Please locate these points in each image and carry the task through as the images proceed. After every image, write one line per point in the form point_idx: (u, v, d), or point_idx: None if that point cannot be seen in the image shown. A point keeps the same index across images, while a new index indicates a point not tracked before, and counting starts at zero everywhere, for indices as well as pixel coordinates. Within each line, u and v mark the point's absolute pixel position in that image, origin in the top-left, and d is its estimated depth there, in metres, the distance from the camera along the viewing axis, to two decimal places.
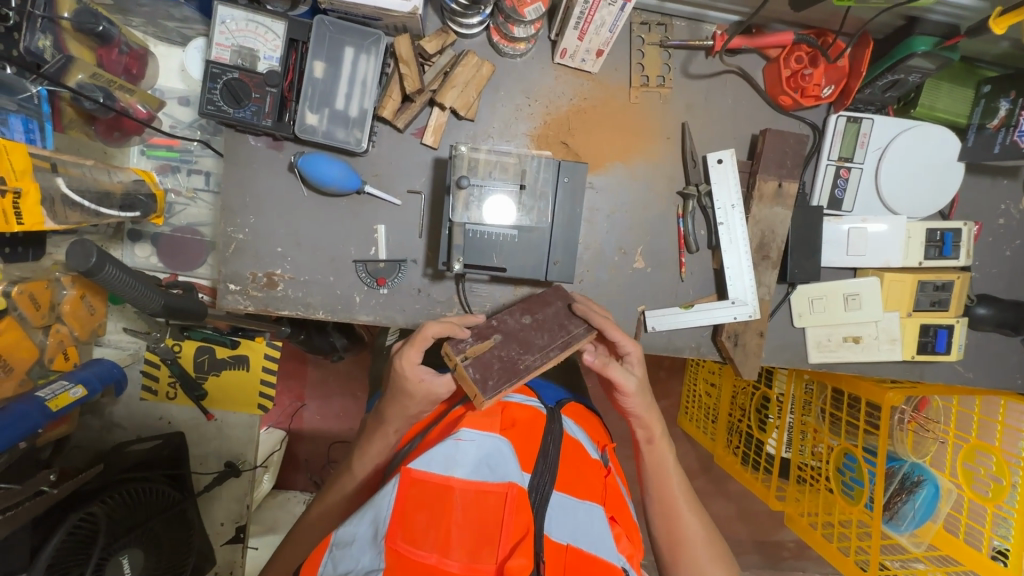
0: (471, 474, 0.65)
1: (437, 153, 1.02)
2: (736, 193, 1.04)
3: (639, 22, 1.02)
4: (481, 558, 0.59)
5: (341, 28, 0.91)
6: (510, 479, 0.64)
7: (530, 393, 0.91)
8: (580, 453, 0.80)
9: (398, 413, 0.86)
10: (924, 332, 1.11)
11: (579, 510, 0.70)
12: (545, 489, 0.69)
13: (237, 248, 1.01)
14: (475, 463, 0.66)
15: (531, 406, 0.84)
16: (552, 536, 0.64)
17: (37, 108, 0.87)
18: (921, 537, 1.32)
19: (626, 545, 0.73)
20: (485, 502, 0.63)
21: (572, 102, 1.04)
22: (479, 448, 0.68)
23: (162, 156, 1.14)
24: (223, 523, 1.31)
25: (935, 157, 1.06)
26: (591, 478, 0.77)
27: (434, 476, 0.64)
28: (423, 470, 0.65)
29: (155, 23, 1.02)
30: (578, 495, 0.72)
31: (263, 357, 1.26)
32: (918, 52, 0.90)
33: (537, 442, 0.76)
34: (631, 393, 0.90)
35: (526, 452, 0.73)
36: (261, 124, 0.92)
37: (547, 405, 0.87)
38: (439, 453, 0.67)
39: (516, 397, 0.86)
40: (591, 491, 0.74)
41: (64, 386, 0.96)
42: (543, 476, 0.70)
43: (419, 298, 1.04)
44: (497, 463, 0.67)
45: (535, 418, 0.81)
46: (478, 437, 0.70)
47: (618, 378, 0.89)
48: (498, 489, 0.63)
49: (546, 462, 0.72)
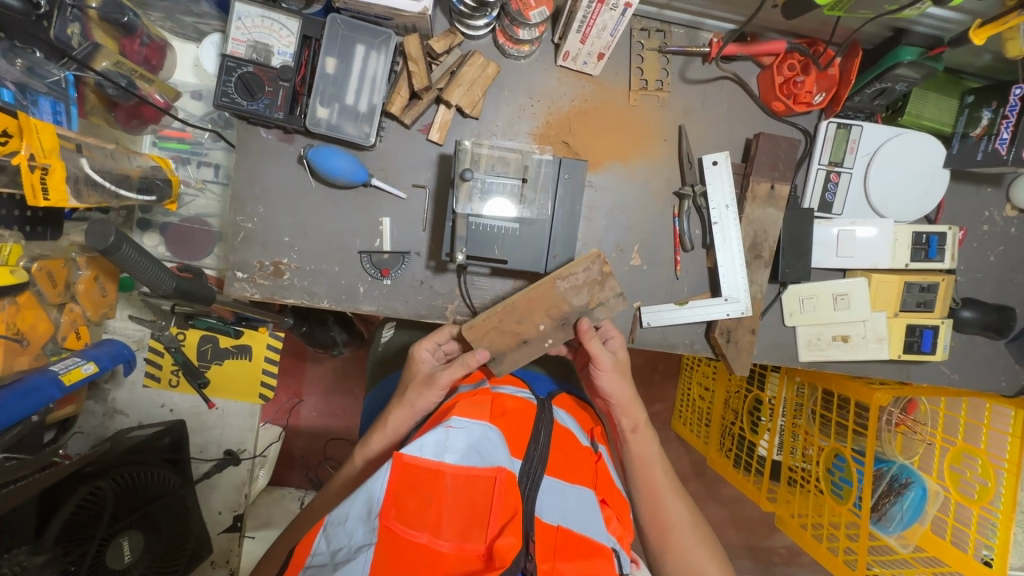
0: (461, 459, 0.66)
1: (443, 149, 1.05)
2: (730, 193, 1.07)
3: (638, 29, 1.07)
4: (472, 538, 0.62)
5: (353, 26, 0.95)
6: (498, 464, 0.66)
7: (523, 386, 0.95)
8: (571, 440, 0.82)
9: (401, 410, 0.92)
10: (910, 332, 1.15)
11: (569, 494, 0.72)
12: (536, 474, 0.70)
13: (246, 237, 1.03)
14: (464, 448, 0.68)
15: (522, 397, 0.86)
16: (544, 518, 0.67)
17: (64, 91, 0.92)
18: (908, 539, 1.34)
19: (616, 526, 0.75)
20: (475, 486, 0.64)
21: (574, 104, 1.08)
22: (469, 435, 0.69)
23: (173, 148, 1.17)
24: (221, 511, 1.32)
25: (921, 164, 1.10)
26: (580, 463, 0.79)
27: (425, 462, 0.65)
28: (414, 455, 0.66)
29: (173, 18, 1.06)
30: (569, 479, 0.74)
31: (265, 347, 1.28)
32: (904, 61, 0.94)
33: (527, 430, 0.77)
34: (608, 369, 0.97)
35: (516, 439, 0.75)
36: (273, 116, 0.96)
37: (538, 397, 0.90)
38: (430, 438, 0.68)
39: (508, 387, 0.90)
40: (582, 476, 0.77)
41: (75, 362, 1.00)
42: (533, 463, 0.72)
43: (422, 290, 1.07)
44: (487, 449, 0.68)
45: (525, 408, 0.82)
46: (467, 424, 0.71)
47: (595, 352, 0.96)
48: (487, 473, 0.65)
49: (536, 449, 0.74)
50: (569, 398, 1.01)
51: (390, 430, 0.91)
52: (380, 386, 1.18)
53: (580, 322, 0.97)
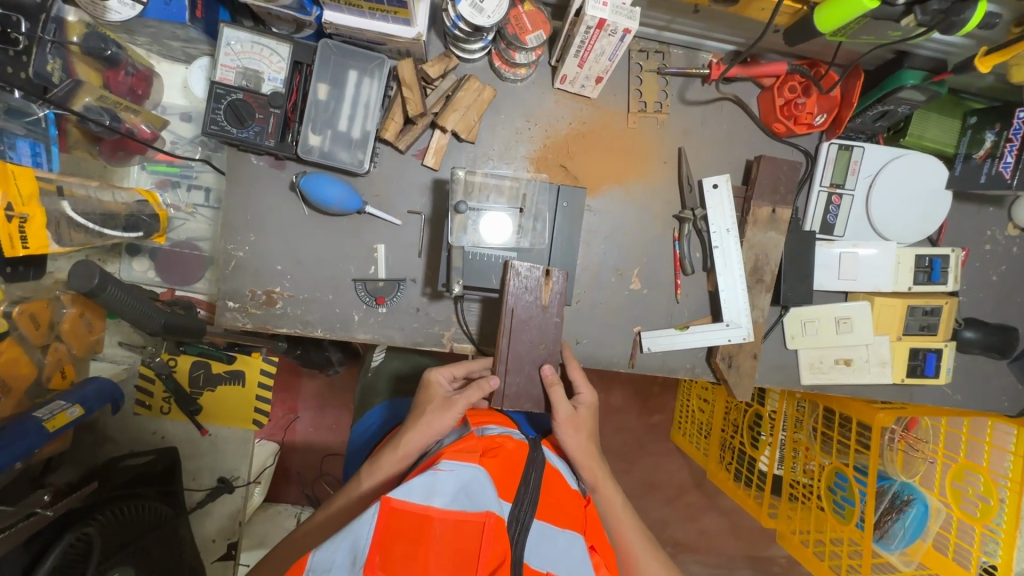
0: (450, 503, 0.61)
1: (438, 174, 1.03)
2: (731, 217, 1.05)
3: (637, 50, 1.05)
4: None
5: (346, 52, 0.93)
6: (488, 508, 0.61)
7: (510, 425, 0.86)
8: (559, 482, 0.78)
9: (413, 429, 0.82)
10: (914, 356, 1.13)
11: (558, 539, 0.67)
12: (525, 520, 0.65)
13: (237, 265, 1.01)
14: (453, 492, 0.62)
15: (515, 437, 0.81)
16: (532, 563, 0.61)
17: (44, 131, 0.91)
18: (911, 556, 1.32)
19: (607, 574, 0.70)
20: (463, 532, 0.59)
21: (571, 126, 1.06)
22: (458, 477, 0.64)
23: (162, 172, 1.15)
24: (214, 539, 1.30)
25: (923, 184, 1.08)
26: (569, 505, 0.75)
27: (414, 507, 0.59)
28: (403, 498, 0.59)
29: (160, 43, 1.02)
30: (558, 524, 0.70)
31: (259, 372, 1.27)
32: (907, 84, 0.92)
33: (517, 472, 0.72)
34: (562, 424, 0.87)
35: (504, 480, 0.70)
36: (264, 144, 0.93)
37: (528, 436, 0.85)
38: (418, 481, 0.62)
39: (494, 428, 0.81)
40: (571, 520, 0.72)
41: (61, 406, 0.98)
42: (523, 506, 0.67)
43: (417, 317, 1.05)
44: (476, 491, 0.63)
45: (519, 450, 0.77)
46: (457, 467, 0.66)
47: (556, 400, 0.88)
48: (475, 517, 0.60)
49: (527, 491, 0.69)
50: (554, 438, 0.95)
51: (401, 445, 0.81)
52: (380, 407, 1.11)
53: (544, 368, 0.91)
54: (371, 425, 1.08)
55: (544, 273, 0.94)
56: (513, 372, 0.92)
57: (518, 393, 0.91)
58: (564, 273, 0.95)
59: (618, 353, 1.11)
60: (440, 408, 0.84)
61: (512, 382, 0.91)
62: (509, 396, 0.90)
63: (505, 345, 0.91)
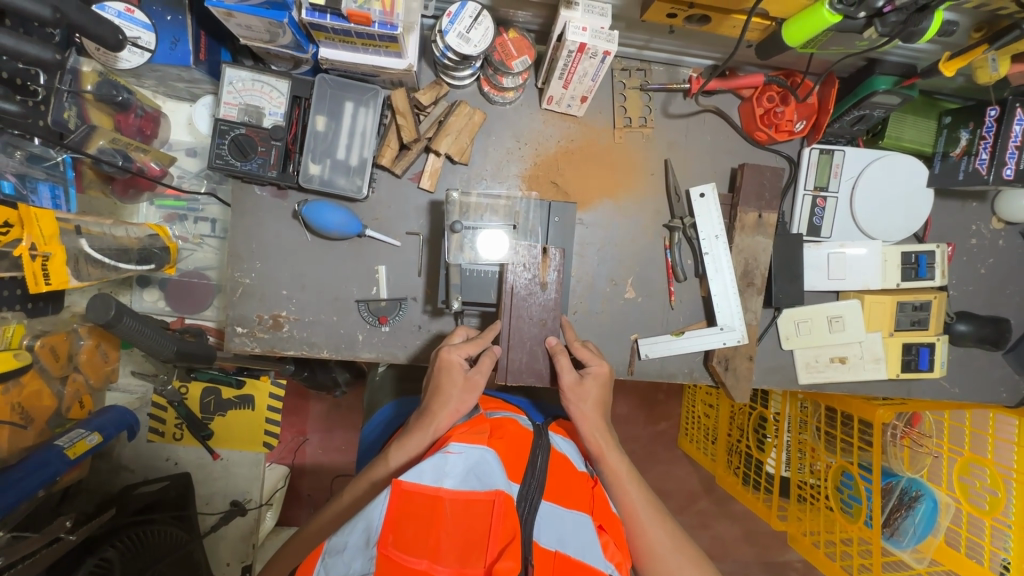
0: (460, 484, 0.62)
1: (434, 196, 1.08)
2: (719, 224, 1.09)
3: (620, 69, 1.09)
4: (470, 563, 0.56)
5: (342, 84, 0.98)
6: (497, 487, 0.62)
7: (517, 410, 0.92)
8: (566, 465, 0.79)
9: (442, 412, 0.83)
10: (907, 351, 1.15)
11: (566, 518, 0.68)
12: (534, 499, 0.67)
13: (244, 292, 1.05)
14: (463, 472, 0.63)
15: (521, 423, 0.83)
16: (541, 542, 0.62)
17: (62, 174, 0.97)
18: (924, 553, 1.30)
19: (614, 552, 0.69)
20: (474, 511, 0.60)
21: (560, 144, 1.10)
22: (467, 459, 0.65)
23: (170, 206, 1.20)
24: (229, 562, 1.32)
25: (906, 184, 1.12)
26: (577, 487, 0.76)
27: (424, 488, 0.61)
28: (414, 481, 0.61)
29: (166, 84, 1.07)
30: (566, 504, 0.70)
31: (268, 396, 1.30)
32: (880, 90, 0.95)
33: (525, 455, 0.74)
34: (568, 389, 0.90)
35: (513, 461, 0.71)
36: (266, 175, 0.98)
37: (534, 422, 0.87)
38: (428, 463, 0.64)
39: (501, 413, 0.86)
40: (577, 501, 0.73)
41: (80, 434, 1.03)
42: (531, 487, 0.68)
43: (419, 334, 1.08)
44: (486, 471, 0.64)
45: (523, 434, 0.79)
46: (466, 448, 0.67)
47: (560, 367, 0.92)
48: (485, 497, 0.61)
49: (533, 473, 0.71)
50: (560, 425, 0.97)
51: (430, 427, 0.82)
52: (390, 405, 1.13)
53: (547, 342, 0.96)
54: (382, 420, 1.11)
55: (541, 252, 0.97)
56: (514, 352, 0.96)
57: (520, 369, 0.96)
58: (561, 250, 0.97)
59: (617, 360, 1.13)
60: (466, 391, 0.86)
61: (514, 360, 0.96)
62: (510, 373, 0.96)
63: (505, 324, 0.96)
